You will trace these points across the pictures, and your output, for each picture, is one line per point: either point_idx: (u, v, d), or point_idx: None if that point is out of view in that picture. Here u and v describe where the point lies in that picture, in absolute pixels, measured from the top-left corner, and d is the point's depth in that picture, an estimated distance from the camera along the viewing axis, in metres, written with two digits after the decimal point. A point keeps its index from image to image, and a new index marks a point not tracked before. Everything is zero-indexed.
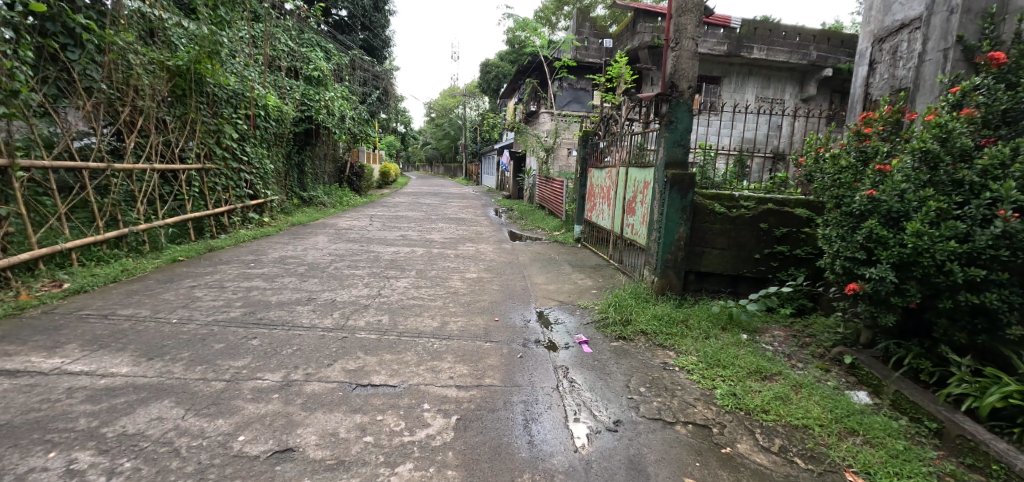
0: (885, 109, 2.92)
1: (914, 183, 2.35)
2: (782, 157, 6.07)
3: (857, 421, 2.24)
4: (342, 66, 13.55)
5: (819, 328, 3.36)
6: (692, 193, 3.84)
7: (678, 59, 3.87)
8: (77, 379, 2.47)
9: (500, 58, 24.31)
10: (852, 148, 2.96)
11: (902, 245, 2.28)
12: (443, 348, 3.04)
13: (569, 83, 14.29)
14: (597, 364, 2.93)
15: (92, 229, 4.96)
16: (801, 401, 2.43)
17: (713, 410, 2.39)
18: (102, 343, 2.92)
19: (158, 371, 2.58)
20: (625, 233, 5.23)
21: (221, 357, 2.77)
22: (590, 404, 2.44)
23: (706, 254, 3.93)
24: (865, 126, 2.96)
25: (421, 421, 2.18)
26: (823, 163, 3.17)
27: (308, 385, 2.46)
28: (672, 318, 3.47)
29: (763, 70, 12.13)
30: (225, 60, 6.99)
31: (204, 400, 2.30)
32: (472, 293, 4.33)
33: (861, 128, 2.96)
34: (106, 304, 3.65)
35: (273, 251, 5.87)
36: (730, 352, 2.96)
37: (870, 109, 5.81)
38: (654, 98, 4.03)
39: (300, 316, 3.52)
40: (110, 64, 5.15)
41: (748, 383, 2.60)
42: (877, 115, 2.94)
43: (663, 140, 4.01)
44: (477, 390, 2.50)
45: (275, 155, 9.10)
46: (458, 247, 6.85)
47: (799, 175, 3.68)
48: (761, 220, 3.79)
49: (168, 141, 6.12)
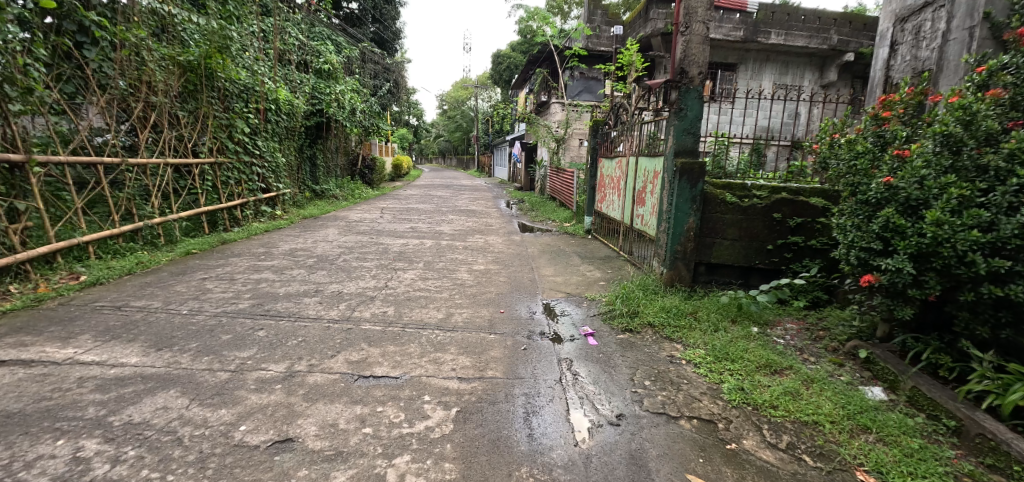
0: (907, 90, 2.71)
1: (935, 168, 2.22)
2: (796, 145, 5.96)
3: (869, 417, 2.18)
4: (353, 59, 13.58)
5: (833, 320, 3.27)
6: (702, 182, 3.75)
7: (687, 44, 3.74)
8: (88, 369, 2.52)
9: (511, 48, 24.19)
10: (870, 133, 2.78)
11: (921, 234, 2.15)
12: (447, 339, 3.03)
13: (580, 72, 14.13)
14: (602, 357, 2.89)
15: (109, 222, 5.07)
16: (813, 395, 2.37)
17: (718, 404, 2.33)
18: (114, 334, 2.98)
19: (165, 362, 2.62)
20: (635, 224, 5.16)
21: (228, 348, 2.80)
22: (592, 397, 2.41)
23: (716, 245, 3.82)
24: (883, 110, 2.78)
25: (421, 413, 2.17)
26: (838, 148, 3.05)
27: (311, 377, 2.47)
28: (681, 310, 3.41)
29: (781, 56, 11.83)
30: (236, 54, 7.06)
31: (209, 390, 2.32)
32: (479, 285, 4.31)
33: (879, 111, 2.79)
34: (119, 296, 3.72)
35: (283, 244, 5.92)
36: (739, 345, 2.90)
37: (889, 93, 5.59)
38: (663, 85, 3.92)
39: (306, 308, 3.54)
40: (122, 60, 5.26)
41: (757, 377, 2.54)
42: (898, 96, 2.72)
43: (673, 128, 3.89)
44: (478, 383, 2.48)
45: (287, 148, 9.19)
46: (467, 238, 6.84)
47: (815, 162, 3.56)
48: (775, 209, 3.68)
49: (180, 135, 6.22)
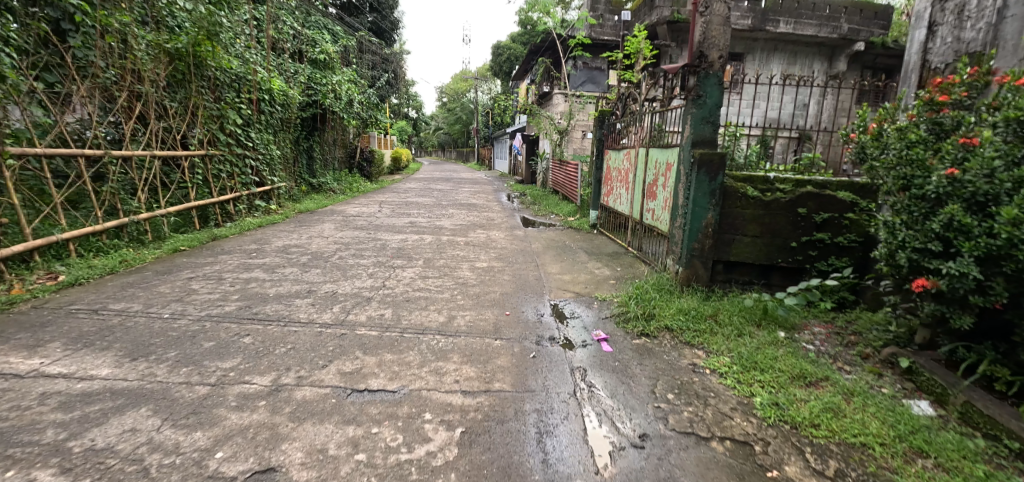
0: (967, 72, 2.32)
1: (1007, 159, 1.94)
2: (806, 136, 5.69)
3: (923, 438, 1.95)
4: (350, 49, 13.26)
5: (866, 324, 3.04)
6: (722, 175, 3.48)
7: (708, 26, 3.47)
8: (53, 383, 2.27)
9: (512, 39, 23.80)
10: (922, 121, 2.37)
11: (990, 235, 1.90)
12: (449, 346, 2.78)
13: (584, 62, 13.80)
14: (618, 366, 2.65)
15: (91, 219, 4.80)
16: (856, 412, 2.14)
17: (752, 422, 2.09)
18: (87, 341, 2.74)
19: (139, 374, 2.38)
20: (645, 219, 4.90)
21: (209, 357, 2.56)
22: (611, 413, 2.17)
23: (736, 243, 3.57)
24: (941, 94, 2.35)
25: (421, 434, 1.94)
26: (883, 139, 2.56)
27: (298, 391, 2.23)
28: (700, 312, 3.16)
29: (790, 46, 11.54)
30: (227, 42, 6.78)
31: (184, 408, 2.09)
32: (482, 285, 4.06)
33: (935, 95, 2.36)
34: (98, 298, 3.47)
35: (277, 240, 5.66)
36: (768, 353, 2.66)
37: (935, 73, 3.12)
38: (680, 70, 3.65)
39: (297, 311, 3.29)
40: (104, 46, 4.98)
41: (792, 391, 2.31)
42: (957, 78, 2.34)
43: (690, 116, 3.62)
44: (485, 397, 2.25)
45: (282, 141, 8.89)
46: (469, 233, 6.60)
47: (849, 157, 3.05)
48: (799, 204, 3.42)
49: (168, 127, 5.95)
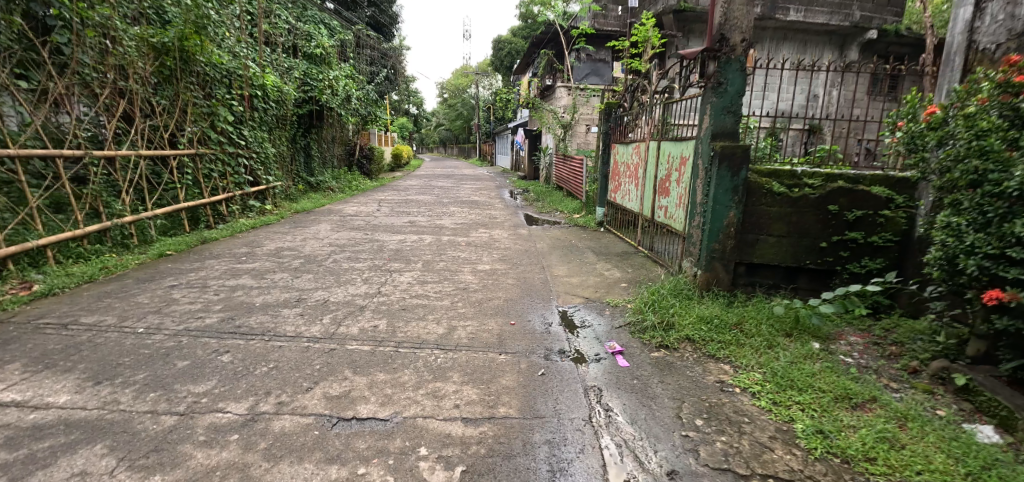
0: None
1: None
2: (820, 127, 5.40)
3: (1000, 476, 1.66)
4: (347, 43, 12.95)
5: (907, 333, 2.75)
6: (745, 170, 3.19)
7: (729, 6, 3.17)
8: (1, 415, 2.02)
9: (512, 33, 23.50)
10: (992, 105, 2.01)
11: None
12: (448, 363, 2.51)
13: (586, 54, 13.46)
14: (637, 385, 2.37)
15: (71, 223, 4.55)
16: (915, 442, 1.85)
17: (796, 455, 1.81)
18: (50, 362, 2.49)
19: (101, 402, 2.13)
20: (657, 217, 4.60)
21: (182, 380, 2.30)
22: (632, 445, 1.90)
23: (760, 243, 3.29)
24: (1017, 72, 1.95)
25: (415, 476, 1.67)
26: (946, 127, 2.26)
27: (277, 422, 1.97)
28: (724, 321, 2.88)
29: (799, 34, 11.17)
30: (216, 35, 6.50)
31: (144, 444, 1.83)
32: (484, 290, 3.79)
33: (1010, 75, 1.96)
34: (70, 311, 3.22)
35: (269, 242, 5.40)
36: (805, 369, 2.37)
37: (983, 60, 2.83)
38: (699, 56, 3.35)
39: (284, 323, 3.02)
40: (85, 41, 4.73)
41: (837, 415, 2.02)
42: None
43: (709, 106, 3.32)
44: (488, 425, 1.98)
45: (277, 138, 8.62)
46: (470, 233, 6.32)
47: (897, 143, 2.79)
48: (830, 201, 3.13)
49: (155, 125, 5.69)
